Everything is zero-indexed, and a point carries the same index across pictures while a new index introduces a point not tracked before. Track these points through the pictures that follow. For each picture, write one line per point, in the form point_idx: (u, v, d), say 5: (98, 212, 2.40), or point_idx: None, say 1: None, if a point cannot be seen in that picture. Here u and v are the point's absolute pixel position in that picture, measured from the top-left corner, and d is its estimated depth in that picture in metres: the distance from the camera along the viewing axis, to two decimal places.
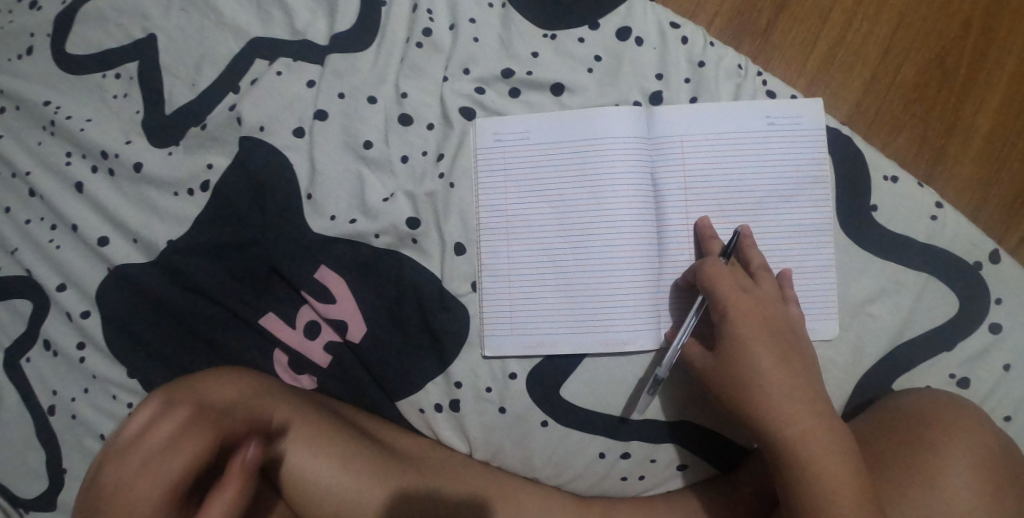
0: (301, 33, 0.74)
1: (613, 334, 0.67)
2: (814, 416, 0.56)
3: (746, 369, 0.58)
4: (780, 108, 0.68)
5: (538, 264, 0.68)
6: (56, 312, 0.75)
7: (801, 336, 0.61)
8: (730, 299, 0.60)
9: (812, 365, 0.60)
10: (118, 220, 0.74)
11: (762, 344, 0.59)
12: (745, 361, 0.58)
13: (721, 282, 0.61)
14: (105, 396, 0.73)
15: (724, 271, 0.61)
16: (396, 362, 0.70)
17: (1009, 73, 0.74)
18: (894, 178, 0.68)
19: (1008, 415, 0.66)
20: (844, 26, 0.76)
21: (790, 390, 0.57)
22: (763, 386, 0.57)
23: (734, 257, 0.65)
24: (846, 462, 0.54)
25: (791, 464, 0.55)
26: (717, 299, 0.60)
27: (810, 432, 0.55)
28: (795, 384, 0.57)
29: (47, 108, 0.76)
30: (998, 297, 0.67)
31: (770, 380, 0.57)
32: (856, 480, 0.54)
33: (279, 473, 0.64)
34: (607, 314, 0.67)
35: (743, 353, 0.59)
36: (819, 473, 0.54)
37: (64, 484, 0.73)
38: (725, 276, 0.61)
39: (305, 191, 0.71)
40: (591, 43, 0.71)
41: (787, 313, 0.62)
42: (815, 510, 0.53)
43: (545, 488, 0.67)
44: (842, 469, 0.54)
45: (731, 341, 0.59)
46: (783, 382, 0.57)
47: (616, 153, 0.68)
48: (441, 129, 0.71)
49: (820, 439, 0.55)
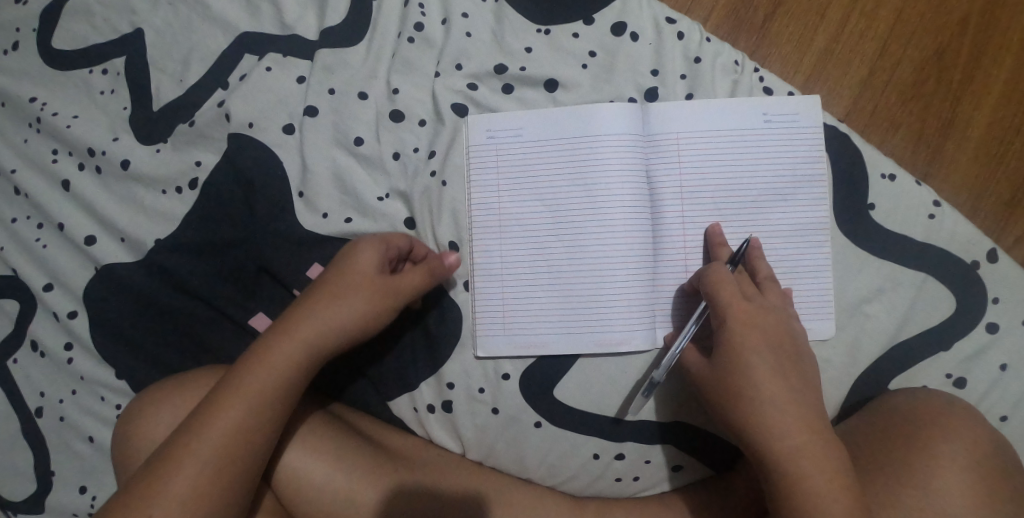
0: (291, 27, 0.72)
1: (607, 334, 0.66)
2: (807, 433, 0.55)
3: (746, 383, 0.57)
4: (777, 105, 0.68)
5: (536, 255, 0.67)
6: (43, 312, 0.74)
7: (803, 347, 0.60)
8: (732, 308, 0.59)
9: (812, 377, 0.58)
10: (106, 219, 0.73)
11: (762, 358, 0.57)
12: (744, 374, 0.57)
13: (723, 289, 0.60)
14: (93, 397, 0.72)
15: (726, 278, 0.60)
16: (390, 362, 0.70)
17: (1009, 69, 0.73)
18: (892, 175, 0.68)
19: (1004, 415, 0.65)
20: (841, 21, 0.75)
21: (791, 405, 0.56)
22: (763, 401, 0.56)
23: (741, 267, 0.64)
24: (842, 481, 0.53)
25: (786, 482, 0.54)
26: (719, 308, 0.59)
27: (807, 449, 0.54)
28: (795, 399, 0.56)
29: (33, 104, 0.75)
30: (995, 296, 0.66)
31: (770, 395, 0.56)
32: (845, 500, 0.53)
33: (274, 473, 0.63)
34: (601, 315, 0.66)
35: (743, 367, 0.57)
36: (815, 492, 0.53)
37: (52, 487, 0.72)
38: (728, 284, 0.60)
39: (296, 189, 0.71)
40: (585, 38, 0.70)
41: (793, 325, 0.60)
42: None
43: (538, 490, 0.66)
44: (840, 489, 0.53)
45: (730, 352, 0.58)
46: (783, 396, 0.56)
47: (611, 151, 0.67)
48: (433, 126, 0.70)
49: (819, 457, 0.54)
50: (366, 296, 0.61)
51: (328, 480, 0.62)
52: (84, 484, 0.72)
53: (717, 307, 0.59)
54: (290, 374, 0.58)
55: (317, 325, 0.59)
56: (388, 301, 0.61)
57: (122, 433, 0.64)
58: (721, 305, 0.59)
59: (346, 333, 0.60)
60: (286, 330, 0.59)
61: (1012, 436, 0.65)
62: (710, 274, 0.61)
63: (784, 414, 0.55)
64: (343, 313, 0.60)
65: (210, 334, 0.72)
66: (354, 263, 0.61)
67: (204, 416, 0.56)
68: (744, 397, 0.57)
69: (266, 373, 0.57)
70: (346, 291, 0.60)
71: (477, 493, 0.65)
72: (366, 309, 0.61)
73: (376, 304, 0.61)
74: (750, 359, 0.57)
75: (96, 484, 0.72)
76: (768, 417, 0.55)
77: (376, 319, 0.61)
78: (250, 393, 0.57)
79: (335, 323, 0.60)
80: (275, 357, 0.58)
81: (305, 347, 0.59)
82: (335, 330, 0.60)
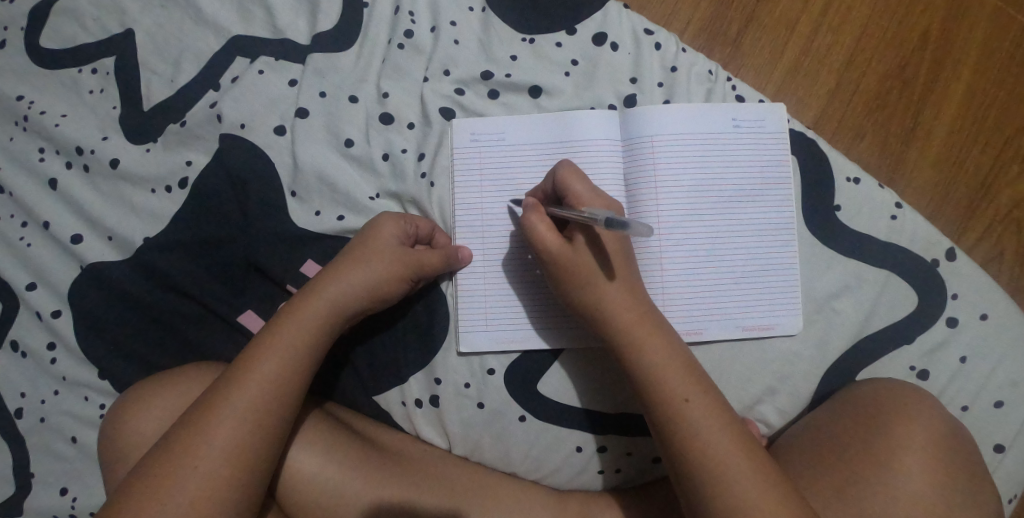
0: (282, 31, 0.75)
1: (574, 333, 0.69)
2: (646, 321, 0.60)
3: (591, 274, 0.60)
4: (745, 111, 0.72)
5: (521, 245, 0.70)
6: (26, 311, 0.73)
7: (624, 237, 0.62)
8: (590, 196, 0.61)
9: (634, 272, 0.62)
10: (94, 218, 0.74)
11: (594, 250, 0.60)
12: (584, 267, 0.60)
13: (576, 181, 0.61)
14: (76, 398, 0.72)
15: (568, 183, 0.61)
16: (379, 357, 0.71)
17: (965, 81, 0.78)
18: (856, 179, 0.72)
19: (965, 406, 0.69)
20: (809, 36, 0.80)
21: (620, 293, 0.60)
22: (600, 293, 0.60)
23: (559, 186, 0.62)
24: (680, 363, 0.58)
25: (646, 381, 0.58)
26: (576, 198, 0.61)
27: (642, 332, 0.59)
28: (624, 285, 0.61)
29: (21, 103, 0.76)
30: (954, 293, 0.70)
31: (606, 285, 0.60)
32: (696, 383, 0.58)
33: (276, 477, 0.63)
34: (561, 317, 0.69)
35: (591, 255, 0.60)
36: (661, 374, 0.58)
37: (32, 490, 0.71)
38: (580, 177, 0.62)
39: (289, 188, 0.72)
40: (568, 47, 0.74)
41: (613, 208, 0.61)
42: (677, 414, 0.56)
43: (522, 483, 0.68)
44: (680, 369, 0.58)
45: (586, 236, 0.60)
46: (618, 282, 0.60)
47: (590, 154, 0.70)
48: (421, 129, 0.73)
49: (653, 337, 0.59)
50: (390, 262, 0.64)
51: (322, 473, 0.63)
52: (64, 486, 0.71)
53: (575, 196, 0.61)
54: (300, 339, 0.60)
55: (339, 288, 0.63)
56: (407, 269, 0.65)
57: (111, 428, 0.64)
58: (579, 194, 0.61)
59: (367, 297, 0.64)
60: (310, 298, 0.62)
61: (976, 427, 0.68)
62: (562, 168, 0.62)
63: (618, 304, 0.60)
64: (365, 274, 0.63)
65: (196, 331, 0.72)
66: (375, 234, 0.65)
67: (217, 395, 0.58)
68: (584, 289, 0.60)
69: (279, 346, 0.60)
70: (368, 259, 0.64)
71: (461, 483, 0.66)
72: (389, 273, 0.64)
73: (398, 269, 0.64)
74: (596, 248, 0.60)
75: (77, 487, 0.71)
76: (607, 308, 0.60)
77: (396, 285, 0.65)
78: (274, 362, 0.59)
79: (357, 284, 0.63)
80: (295, 326, 0.61)
81: (331, 314, 0.62)
82: (358, 293, 0.63)
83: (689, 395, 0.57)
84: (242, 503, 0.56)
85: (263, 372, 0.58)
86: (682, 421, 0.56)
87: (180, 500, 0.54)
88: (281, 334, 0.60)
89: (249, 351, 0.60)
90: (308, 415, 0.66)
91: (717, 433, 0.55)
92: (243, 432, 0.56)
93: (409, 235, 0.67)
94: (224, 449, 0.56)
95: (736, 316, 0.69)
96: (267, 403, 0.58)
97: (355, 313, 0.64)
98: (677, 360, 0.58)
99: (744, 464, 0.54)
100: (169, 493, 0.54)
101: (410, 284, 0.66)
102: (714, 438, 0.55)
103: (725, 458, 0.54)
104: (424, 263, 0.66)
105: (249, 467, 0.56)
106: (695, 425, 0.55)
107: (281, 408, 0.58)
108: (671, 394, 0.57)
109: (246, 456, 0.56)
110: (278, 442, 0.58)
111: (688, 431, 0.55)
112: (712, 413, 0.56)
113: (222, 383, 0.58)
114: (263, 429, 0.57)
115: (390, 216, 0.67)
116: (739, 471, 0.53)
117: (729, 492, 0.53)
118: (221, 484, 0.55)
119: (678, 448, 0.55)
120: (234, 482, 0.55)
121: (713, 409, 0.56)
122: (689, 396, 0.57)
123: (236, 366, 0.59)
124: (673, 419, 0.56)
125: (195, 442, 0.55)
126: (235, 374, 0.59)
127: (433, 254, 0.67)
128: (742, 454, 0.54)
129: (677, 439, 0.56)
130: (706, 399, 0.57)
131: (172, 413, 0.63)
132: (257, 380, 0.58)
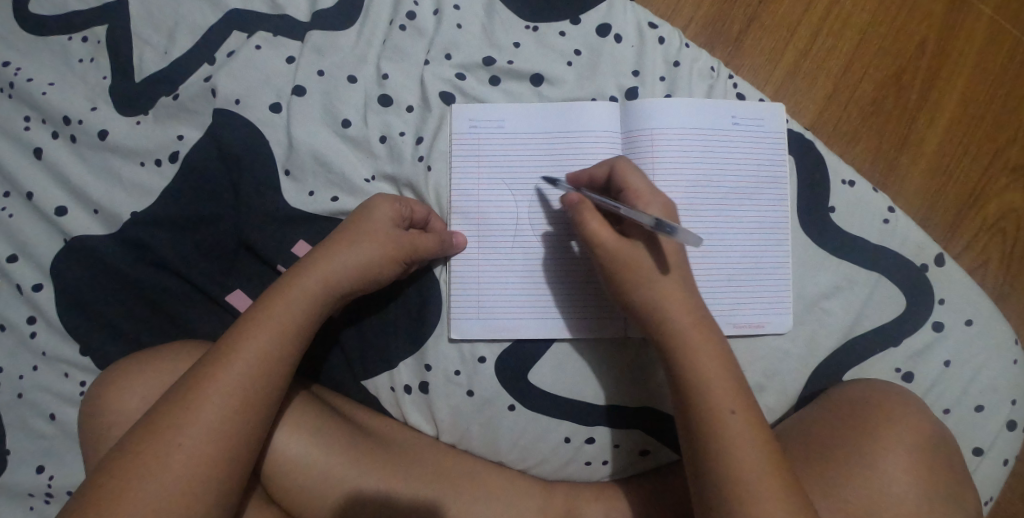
0: (281, 7, 0.73)
1: (584, 322, 0.69)
2: (703, 331, 0.57)
3: (649, 270, 0.58)
4: (744, 110, 0.72)
5: (566, 239, 0.69)
6: (6, 284, 0.71)
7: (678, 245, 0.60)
8: (648, 192, 0.60)
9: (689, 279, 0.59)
10: (80, 190, 0.72)
11: (648, 245, 0.59)
12: (637, 267, 0.58)
13: (633, 176, 0.60)
14: (56, 374, 0.70)
15: (626, 172, 0.61)
16: (370, 341, 0.71)
17: (960, 91, 0.79)
18: (851, 182, 0.73)
19: (947, 408, 0.70)
20: (810, 39, 0.80)
21: (679, 294, 0.58)
22: (656, 294, 0.58)
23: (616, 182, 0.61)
24: (732, 379, 0.55)
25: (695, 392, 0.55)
26: (633, 193, 0.60)
27: (698, 343, 0.56)
28: (681, 284, 0.59)
29: (7, 69, 0.74)
30: (941, 297, 0.71)
31: (666, 283, 0.58)
32: (743, 398, 0.55)
33: (265, 463, 0.62)
34: (595, 308, 0.69)
35: (644, 251, 0.59)
36: (711, 384, 0.55)
37: (6, 467, 0.69)
38: (637, 172, 0.61)
39: (281, 167, 0.71)
40: (571, 37, 0.73)
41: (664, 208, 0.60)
42: (715, 426, 0.53)
43: (509, 472, 0.67)
44: (726, 378, 0.55)
45: (641, 233, 0.59)
46: (677, 284, 0.58)
47: (589, 145, 0.70)
48: (419, 112, 0.72)
49: (709, 346, 0.56)
50: (383, 243, 0.63)
51: (310, 458, 0.62)
52: (40, 464, 0.69)
53: (632, 190, 0.60)
54: (291, 316, 0.59)
55: (332, 265, 0.62)
56: (401, 252, 0.64)
57: (92, 404, 0.63)
58: (636, 188, 0.60)
59: (358, 276, 0.62)
60: (302, 275, 0.61)
61: (955, 429, 0.70)
62: (619, 162, 0.61)
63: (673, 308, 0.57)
64: (358, 254, 0.62)
65: (183, 310, 0.71)
66: (371, 215, 0.64)
67: (204, 372, 0.56)
68: (640, 288, 0.58)
69: (271, 326, 0.59)
70: (361, 239, 0.63)
71: (448, 470, 0.65)
72: (382, 254, 0.63)
73: (393, 252, 0.64)
74: (652, 241, 0.59)
75: (55, 465, 0.69)
76: (665, 309, 0.57)
77: (388, 267, 0.64)
78: (264, 341, 0.58)
79: (350, 263, 0.62)
80: (285, 304, 0.60)
81: (322, 293, 0.61)
82: (352, 276, 0.62)
83: (735, 407, 0.54)
84: (226, 483, 0.55)
85: (251, 351, 0.57)
86: (725, 433, 0.53)
87: (165, 476, 0.53)
88: (273, 311, 0.59)
89: (237, 328, 0.59)
90: (297, 397, 0.65)
91: (754, 447, 0.53)
92: (229, 410, 0.55)
93: (404, 217, 0.66)
94: (212, 428, 0.54)
95: (728, 312, 0.70)
96: (256, 382, 0.57)
97: (347, 291, 0.63)
98: (725, 373, 0.55)
99: (775, 484, 0.51)
100: (151, 471, 0.53)
101: (402, 266, 0.65)
102: (756, 459, 0.52)
103: (754, 475, 0.51)
104: (421, 247, 0.66)
105: (234, 448, 0.55)
106: (734, 438, 0.53)
107: (269, 386, 0.57)
108: (717, 404, 0.54)
109: (232, 436, 0.55)
110: (266, 420, 0.57)
111: (729, 440, 0.53)
112: (754, 430, 0.53)
113: (209, 360, 0.57)
114: (251, 408, 0.56)
115: (387, 201, 0.65)
116: (769, 492, 0.51)
117: (754, 505, 0.50)
118: (209, 462, 0.54)
119: (712, 467, 0.53)
120: (218, 461, 0.54)
121: (757, 425, 0.54)
122: (736, 409, 0.54)
123: (225, 342, 0.58)
124: (716, 430, 0.53)
125: (180, 419, 0.54)
126: (222, 351, 0.57)
127: (428, 238, 0.66)
128: (776, 473, 0.52)
129: (711, 450, 0.53)
130: (748, 415, 0.54)
131: (159, 389, 0.62)
132: (246, 358, 0.57)
